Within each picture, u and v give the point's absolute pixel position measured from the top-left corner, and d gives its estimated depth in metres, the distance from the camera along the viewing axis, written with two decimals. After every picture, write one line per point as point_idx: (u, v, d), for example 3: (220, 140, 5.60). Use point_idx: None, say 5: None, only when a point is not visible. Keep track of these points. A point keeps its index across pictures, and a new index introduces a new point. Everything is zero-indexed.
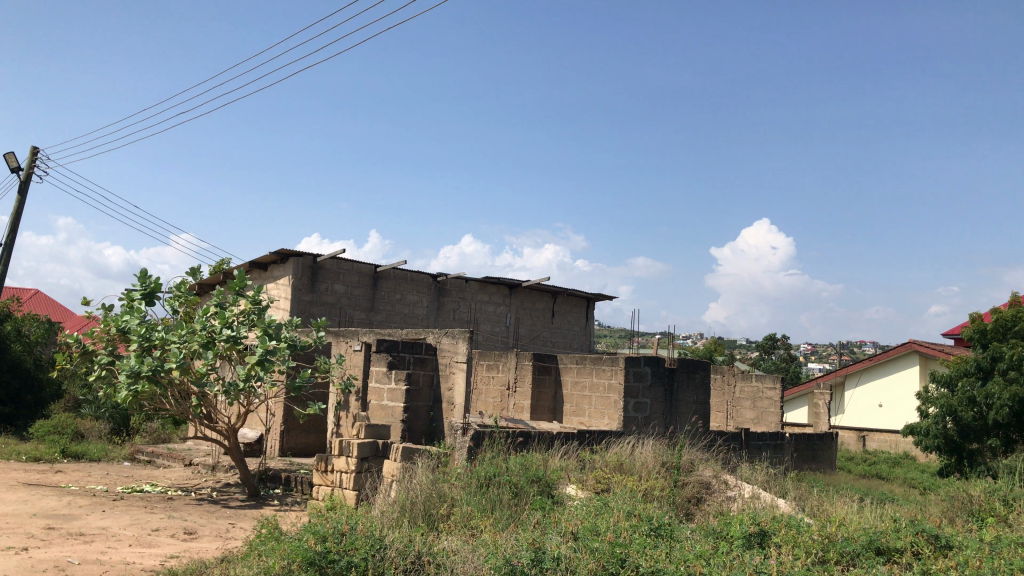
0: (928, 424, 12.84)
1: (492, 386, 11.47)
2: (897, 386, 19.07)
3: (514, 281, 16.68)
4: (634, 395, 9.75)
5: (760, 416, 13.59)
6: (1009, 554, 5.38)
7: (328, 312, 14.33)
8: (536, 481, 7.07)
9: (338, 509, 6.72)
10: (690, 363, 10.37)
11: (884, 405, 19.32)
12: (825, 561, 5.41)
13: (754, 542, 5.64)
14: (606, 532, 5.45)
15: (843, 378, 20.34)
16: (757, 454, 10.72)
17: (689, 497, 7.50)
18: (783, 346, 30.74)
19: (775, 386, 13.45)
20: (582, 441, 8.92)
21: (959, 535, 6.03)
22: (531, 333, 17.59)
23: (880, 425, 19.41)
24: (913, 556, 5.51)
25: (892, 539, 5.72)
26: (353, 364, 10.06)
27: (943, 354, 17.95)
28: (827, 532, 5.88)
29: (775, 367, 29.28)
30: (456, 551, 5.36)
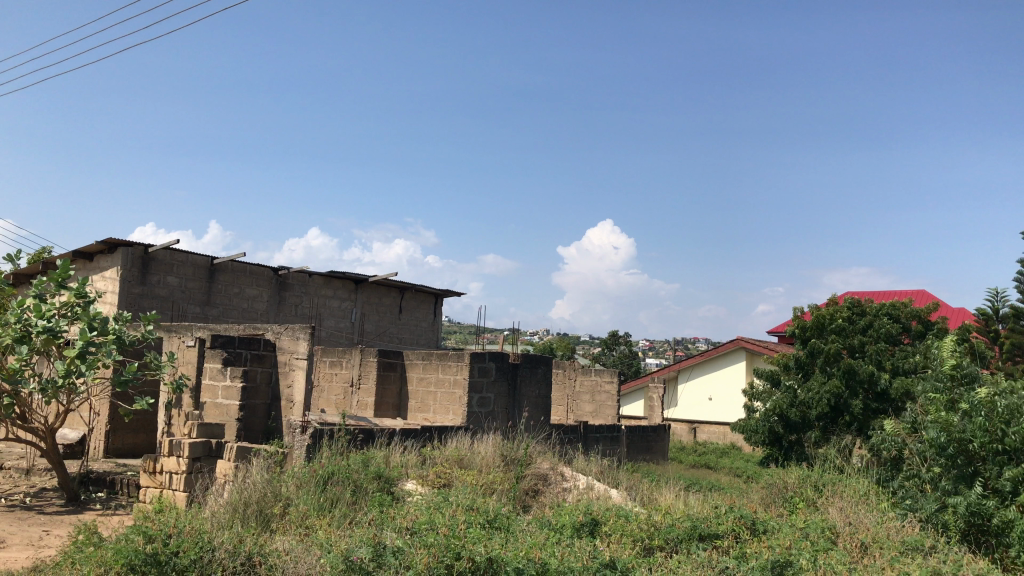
0: (755, 419, 13.61)
1: (335, 383, 11.28)
2: (726, 380, 20.18)
3: (360, 275, 16.48)
4: (477, 390, 9.91)
5: (598, 409, 14.04)
6: (817, 536, 5.80)
7: (160, 305, 13.65)
8: (376, 478, 7.03)
9: (166, 512, 6.43)
10: (533, 358, 10.51)
11: (713, 399, 20.40)
12: (651, 548, 5.66)
13: (584, 531, 5.83)
14: (442, 526, 5.49)
15: (676, 373, 21.21)
16: (594, 446, 11.07)
17: (527, 489, 7.68)
18: (625, 342, 31.91)
19: (613, 379, 13.89)
20: (425, 438, 8.94)
21: (772, 519, 6.46)
22: (377, 329, 17.42)
23: (712, 418, 20.42)
24: (731, 540, 5.84)
25: (714, 524, 6.03)
26: (186, 360, 9.64)
27: (767, 350, 19.19)
28: (654, 519, 6.15)
29: (616, 363, 30.40)
30: (289, 550, 5.23)
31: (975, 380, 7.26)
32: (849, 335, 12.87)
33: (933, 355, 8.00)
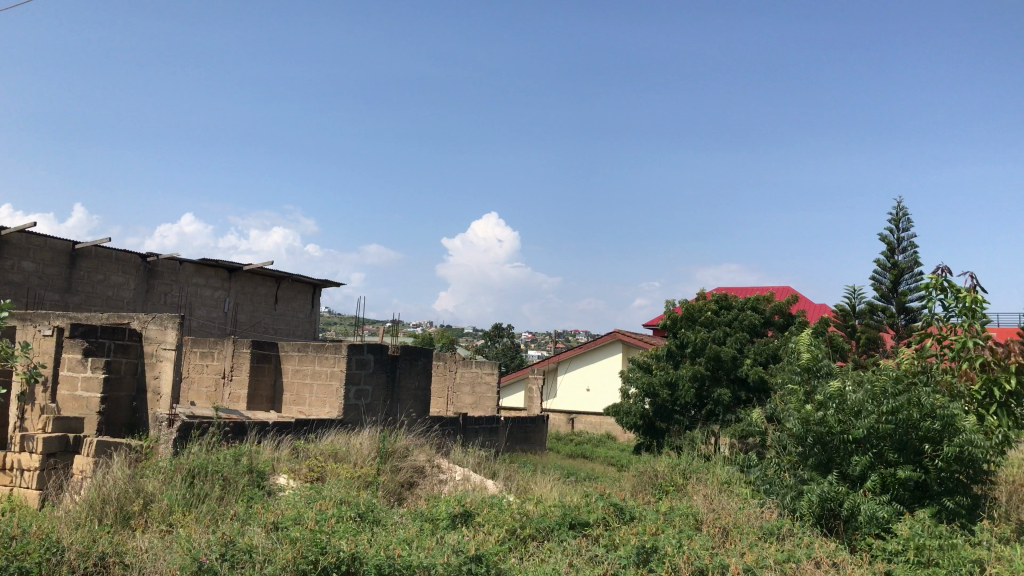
0: (629, 404, 14.07)
1: (206, 375, 10.90)
2: (603, 371, 20.65)
3: (234, 264, 15.96)
4: (356, 381, 9.70)
5: (478, 401, 14.11)
6: (682, 522, 5.99)
7: (14, 292, 12.84)
8: (246, 472, 6.82)
9: (14, 512, 6.04)
10: (412, 350, 10.46)
11: (591, 390, 20.83)
12: (522, 536, 5.72)
13: (457, 522, 5.85)
14: (311, 520, 5.38)
15: (556, 364, 21.55)
16: (473, 437, 11.11)
17: (403, 481, 7.62)
18: (508, 334, 32.17)
19: (492, 372, 14.00)
20: (299, 431, 8.75)
21: (640, 506, 6.64)
22: (252, 319, 16.92)
23: (589, 408, 20.85)
24: (601, 528, 5.96)
25: (585, 513, 6.14)
26: (42, 350, 9.07)
27: (643, 342, 19.74)
28: (526, 509, 6.22)
29: (497, 355, 30.65)
30: (147, 549, 5.02)
31: (829, 372, 7.68)
32: (717, 327, 13.38)
33: (793, 348, 8.41)
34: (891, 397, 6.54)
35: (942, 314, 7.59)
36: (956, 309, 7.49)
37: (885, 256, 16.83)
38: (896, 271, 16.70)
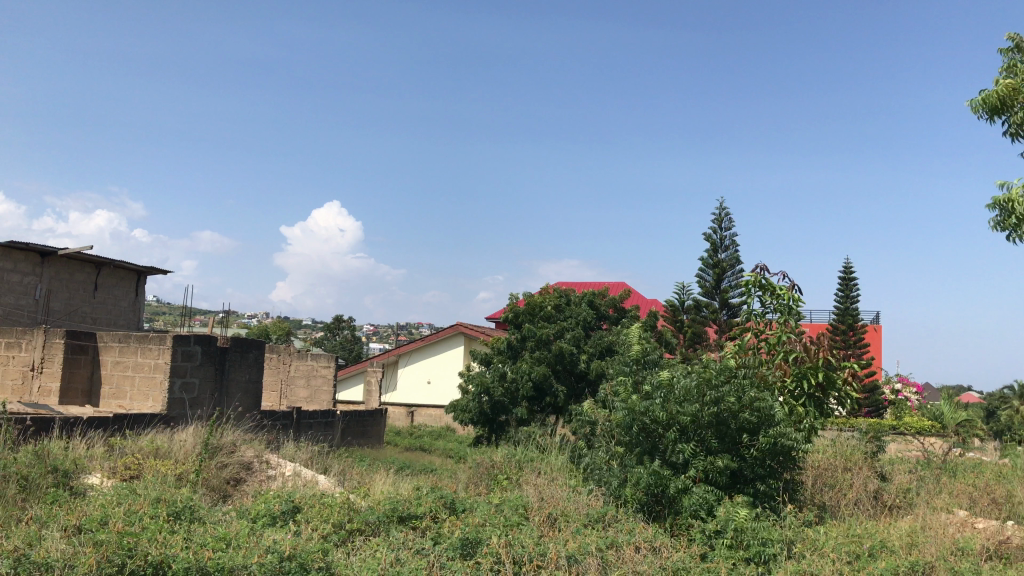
0: (467, 400, 14.08)
1: (11, 367, 10.15)
2: (443, 364, 20.70)
3: (47, 248, 14.84)
4: (181, 374, 9.20)
5: (313, 395, 13.81)
6: (511, 513, 6.05)
7: None
8: (50, 471, 6.33)
9: None
10: (243, 342, 10.12)
11: (432, 382, 20.80)
12: (350, 531, 5.61)
13: (283, 519, 5.67)
14: (119, 522, 5.05)
15: (396, 357, 21.38)
16: (307, 432, 10.83)
17: (228, 478, 7.30)
18: (348, 326, 31.72)
19: (329, 364, 13.76)
20: (117, 426, 8.22)
21: (470, 498, 6.65)
22: (67, 307, 15.78)
23: (429, 400, 20.82)
24: (430, 520, 5.91)
25: (415, 506, 6.07)
26: None
27: (483, 335, 19.94)
28: (356, 504, 6.11)
29: (336, 347, 30.14)
30: None
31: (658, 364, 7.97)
32: (557, 322, 13.63)
33: (625, 341, 8.68)
34: (712, 388, 6.87)
35: (759, 309, 8.05)
36: (773, 305, 7.96)
37: (708, 255, 17.78)
38: (718, 270, 17.67)
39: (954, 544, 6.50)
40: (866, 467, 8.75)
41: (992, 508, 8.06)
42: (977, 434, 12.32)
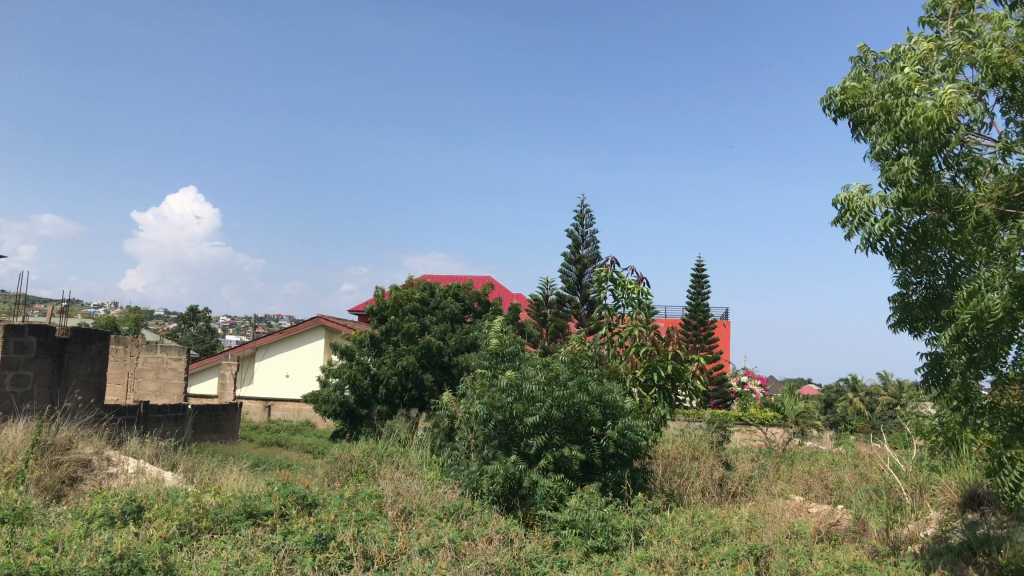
0: (328, 392, 13.93)
1: None
2: (303, 357, 20.26)
3: None
4: (13, 367, 8.59)
5: (162, 388, 13.21)
6: (365, 507, 5.97)
7: None
8: None
9: None
10: (86, 332, 9.52)
11: (290, 376, 20.31)
12: (196, 529, 5.39)
13: (122, 519, 5.38)
14: None
15: (253, 350, 20.71)
16: (155, 428, 10.34)
17: (64, 477, 6.87)
18: (204, 318, 30.62)
19: (180, 357, 13.20)
20: None
21: (324, 493, 6.51)
22: None
23: (287, 394, 20.32)
24: (281, 517, 5.75)
25: (265, 502, 5.89)
26: None
27: (344, 328, 19.68)
28: (202, 501, 5.87)
29: (190, 340, 29.01)
30: None
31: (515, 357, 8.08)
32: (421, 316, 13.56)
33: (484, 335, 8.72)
34: (565, 381, 7.03)
35: (611, 304, 8.27)
36: (623, 300, 8.21)
37: (571, 250, 18.13)
38: (580, 265, 18.11)
39: (790, 528, 6.92)
40: (712, 456, 9.18)
41: (824, 493, 8.62)
42: (814, 423, 13.14)
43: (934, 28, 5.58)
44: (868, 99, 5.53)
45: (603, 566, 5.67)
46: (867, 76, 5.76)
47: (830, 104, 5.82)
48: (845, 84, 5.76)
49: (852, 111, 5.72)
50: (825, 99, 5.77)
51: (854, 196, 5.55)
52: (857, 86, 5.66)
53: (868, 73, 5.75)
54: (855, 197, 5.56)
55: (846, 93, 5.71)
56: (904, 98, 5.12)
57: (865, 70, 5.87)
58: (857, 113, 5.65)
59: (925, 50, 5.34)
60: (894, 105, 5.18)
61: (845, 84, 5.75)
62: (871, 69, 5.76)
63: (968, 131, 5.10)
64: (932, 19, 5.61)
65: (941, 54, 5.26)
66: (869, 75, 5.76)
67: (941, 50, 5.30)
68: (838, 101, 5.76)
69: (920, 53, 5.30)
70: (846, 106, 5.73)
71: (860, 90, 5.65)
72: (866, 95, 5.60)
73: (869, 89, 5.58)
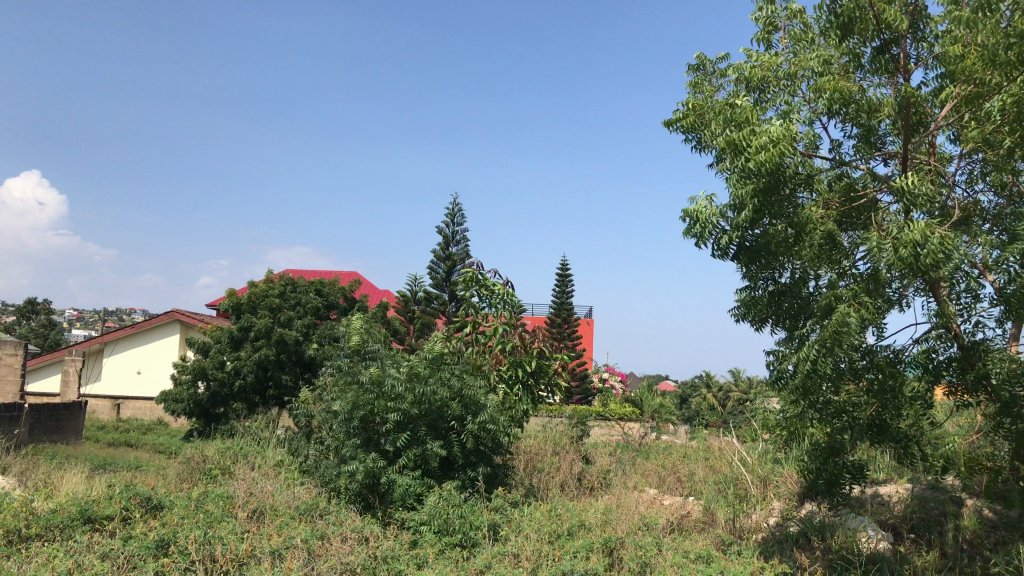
0: (179, 389, 13.30)
1: None
2: (156, 353, 19.36)
3: None
4: None
5: None
6: (213, 509, 5.75)
7: None
8: None
9: None
10: None
11: (142, 372, 19.37)
12: (24, 537, 5.05)
13: None
14: None
15: (101, 345, 19.62)
16: None
17: None
18: (46, 311, 28.79)
19: (17, 352, 12.35)
20: None
21: (170, 494, 6.23)
22: None
23: (138, 392, 19.37)
24: (122, 521, 5.47)
25: (104, 506, 5.58)
26: None
27: (201, 322, 18.96)
28: (33, 506, 5.50)
29: (30, 334, 27.22)
30: None
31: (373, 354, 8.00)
32: (279, 312, 13.08)
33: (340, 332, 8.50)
34: (424, 378, 7.04)
35: (476, 303, 8.33)
36: (487, 298, 8.29)
37: (440, 247, 18.14)
38: (449, 262, 18.15)
39: (642, 520, 7.13)
40: (572, 451, 9.37)
41: (677, 486, 8.94)
42: (670, 418, 13.65)
43: (768, 41, 5.85)
44: (709, 123, 5.79)
45: (459, 562, 5.68)
46: (710, 93, 5.99)
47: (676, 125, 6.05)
48: (686, 104, 5.96)
49: (695, 131, 5.97)
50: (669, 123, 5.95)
51: (701, 208, 5.75)
52: (699, 108, 5.91)
53: (709, 93, 6.01)
54: (702, 206, 5.76)
55: (687, 117, 5.94)
56: (740, 130, 5.39)
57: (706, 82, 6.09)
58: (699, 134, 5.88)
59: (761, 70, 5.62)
60: (733, 138, 5.42)
61: (688, 105, 5.98)
62: (709, 88, 6.01)
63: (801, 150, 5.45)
64: (766, 34, 5.85)
65: (775, 74, 5.54)
66: (710, 92, 6.00)
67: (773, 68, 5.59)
68: (683, 120, 5.99)
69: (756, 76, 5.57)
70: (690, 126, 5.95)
71: (701, 111, 5.91)
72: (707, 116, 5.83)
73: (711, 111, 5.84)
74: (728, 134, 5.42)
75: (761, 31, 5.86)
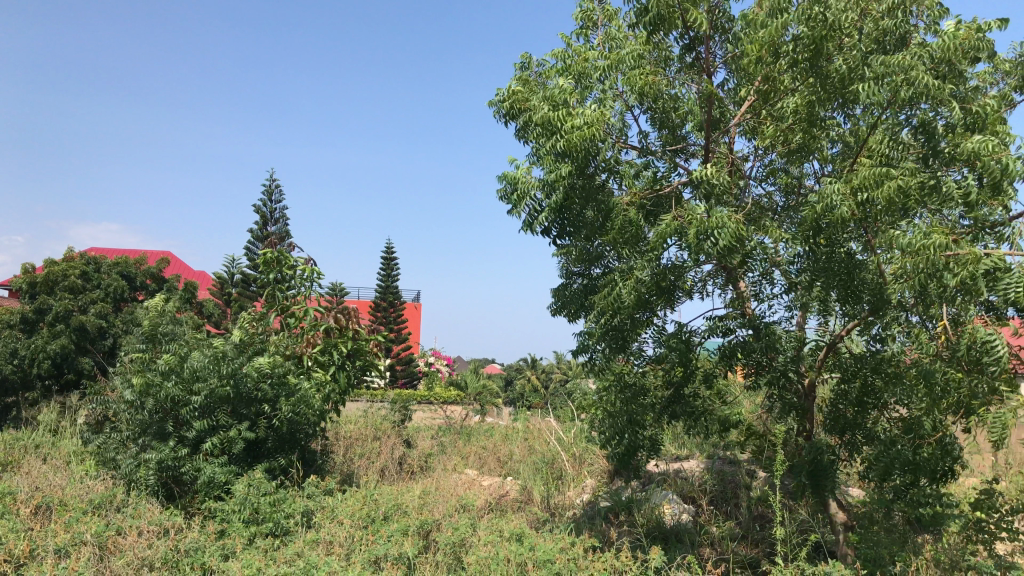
0: None
1: None
2: None
3: None
4: None
5: None
6: None
7: None
8: None
9: None
10: None
11: None
12: None
13: None
14: None
15: None
16: None
17: None
18: None
19: None
20: None
21: None
22: None
23: None
24: None
25: None
26: None
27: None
28: None
29: None
30: None
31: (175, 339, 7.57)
32: (81, 294, 12.32)
33: (142, 314, 8.01)
34: (231, 361, 6.76)
35: (282, 283, 8.06)
36: (291, 278, 8.03)
37: (257, 226, 17.59)
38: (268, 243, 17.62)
39: (458, 502, 7.16)
40: (392, 435, 9.31)
41: (496, 467, 9.10)
42: (492, 400, 13.91)
43: (587, 36, 6.02)
44: (530, 108, 5.77)
45: (268, 551, 5.51)
46: (533, 82, 6.07)
47: (499, 109, 5.98)
48: (509, 88, 5.95)
49: (518, 116, 5.94)
50: (491, 104, 5.93)
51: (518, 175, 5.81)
52: (522, 93, 5.88)
53: (533, 82, 6.04)
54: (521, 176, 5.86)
55: (508, 102, 5.89)
56: (561, 113, 5.39)
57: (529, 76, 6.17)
58: (521, 118, 5.89)
59: (580, 60, 5.75)
60: (554, 119, 5.41)
61: (510, 88, 5.93)
62: (532, 79, 6.05)
63: (614, 139, 5.61)
64: (585, 29, 6.01)
65: (592, 66, 5.65)
66: (533, 82, 6.04)
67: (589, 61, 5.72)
68: (505, 104, 5.93)
69: (575, 65, 5.68)
70: (512, 110, 5.94)
71: (523, 96, 5.88)
72: (529, 102, 5.84)
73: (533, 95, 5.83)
74: (547, 114, 5.45)
75: (580, 25, 6.02)
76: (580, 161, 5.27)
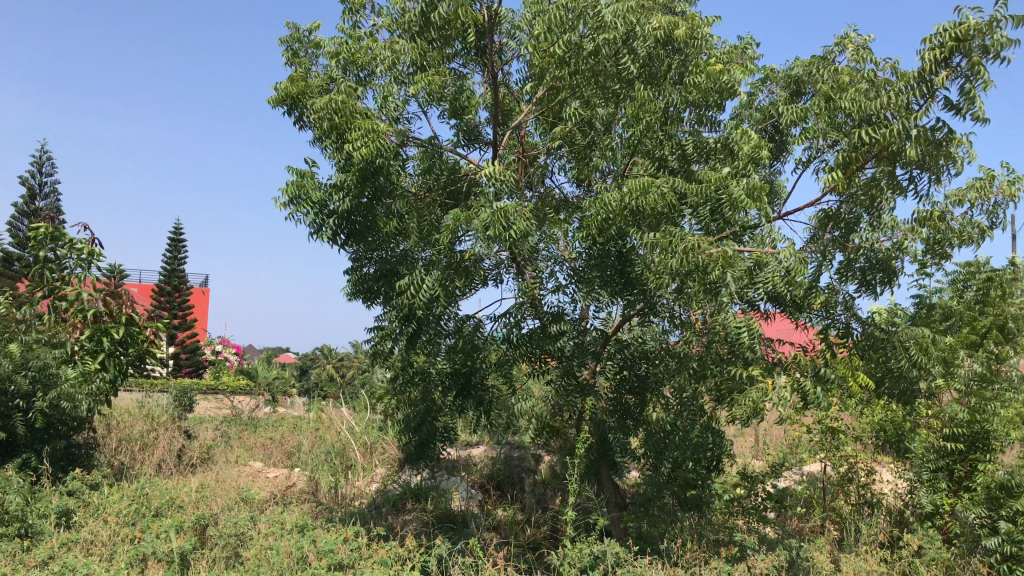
0: None
1: None
2: None
3: None
4: None
5: None
6: None
7: None
8: None
9: None
10: None
11: None
12: None
13: None
14: None
15: None
16: None
17: None
18: None
19: None
20: None
21: None
22: None
23: None
24: None
25: None
26: None
27: None
28: None
29: None
30: None
31: None
32: None
33: None
34: None
35: (54, 262, 7.30)
36: (67, 257, 7.33)
37: (23, 200, 15.99)
38: (35, 219, 16.05)
39: (240, 494, 6.87)
40: (171, 427, 8.77)
41: (282, 458, 8.83)
42: (282, 388, 13.47)
43: (356, 18, 5.92)
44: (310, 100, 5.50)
45: (17, 555, 5.04)
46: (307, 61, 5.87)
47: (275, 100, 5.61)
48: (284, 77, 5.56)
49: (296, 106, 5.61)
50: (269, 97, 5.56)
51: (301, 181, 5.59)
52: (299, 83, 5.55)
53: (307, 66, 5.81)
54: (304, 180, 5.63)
55: (287, 92, 5.54)
56: (348, 113, 5.23)
57: (301, 52, 5.94)
58: (300, 110, 5.59)
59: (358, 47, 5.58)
60: (341, 121, 5.24)
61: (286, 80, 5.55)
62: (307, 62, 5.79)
63: (402, 129, 5.55)
64: (353, 11, 5.90)
65: (374, 54, 5.51)
66: (307, 66, 5.79)
67: (370, 47, 5.62)
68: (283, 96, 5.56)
69: (356, 55, 5.49)
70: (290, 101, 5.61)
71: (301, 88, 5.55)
72: (308, 93, 5.54)
73: (313, 87, 5.53)
74: (331, 117, 5.23)
75: (350, 8, 5.89)
76: (371, 158, 5.17)
